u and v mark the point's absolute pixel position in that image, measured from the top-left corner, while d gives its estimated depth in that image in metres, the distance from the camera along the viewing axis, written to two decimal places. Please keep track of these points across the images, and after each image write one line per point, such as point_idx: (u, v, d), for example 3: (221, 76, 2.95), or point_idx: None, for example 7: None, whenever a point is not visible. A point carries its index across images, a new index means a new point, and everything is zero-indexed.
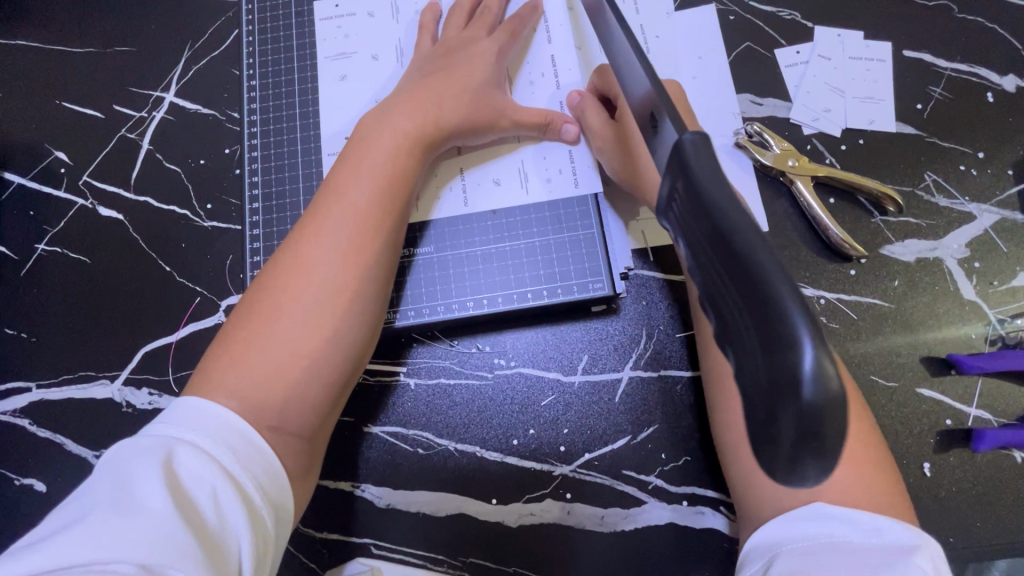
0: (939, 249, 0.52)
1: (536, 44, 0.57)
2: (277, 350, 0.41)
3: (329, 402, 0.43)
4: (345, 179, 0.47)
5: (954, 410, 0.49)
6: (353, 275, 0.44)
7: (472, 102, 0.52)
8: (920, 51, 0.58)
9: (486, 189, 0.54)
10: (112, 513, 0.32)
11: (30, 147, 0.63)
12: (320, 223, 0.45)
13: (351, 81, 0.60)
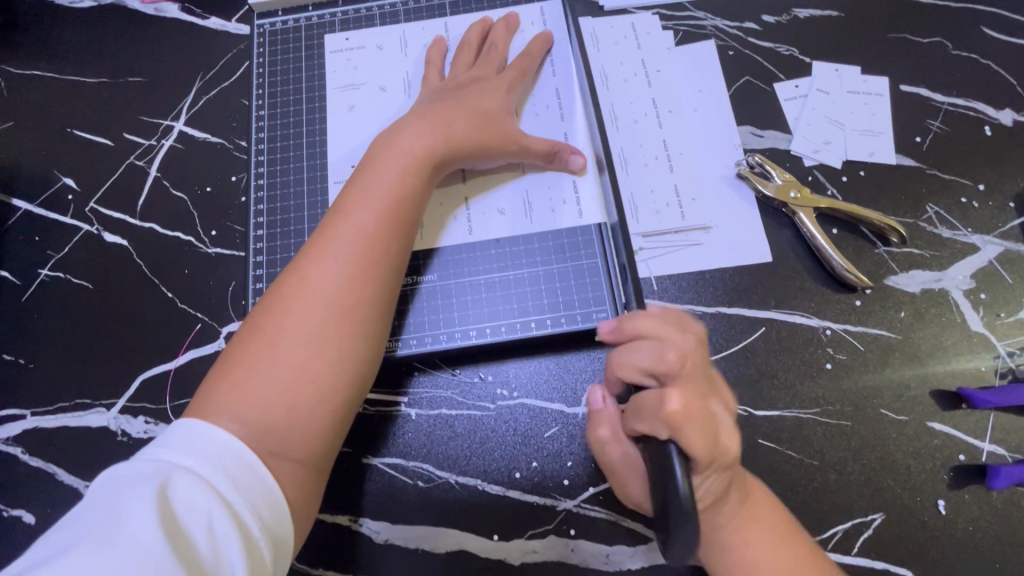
0: (944, 280, 0.52)
1: (542, 79, 0.59)
2: (279, 372, 0.41)
3: (333, 427, 0.43)
4: (351, 203, 0.47)
5: (967, 446, 0.48)
6: (356, 298, 0.44)
7: (480, 129, 0.53)
8: (917, 86, 0.59)
9: (491, 218, 0.55)
10: (102, 543, 0.31)
11: (39, 173, 0.63)
12: (326, 245, 0.45)
13: (358, 111, 0.61)
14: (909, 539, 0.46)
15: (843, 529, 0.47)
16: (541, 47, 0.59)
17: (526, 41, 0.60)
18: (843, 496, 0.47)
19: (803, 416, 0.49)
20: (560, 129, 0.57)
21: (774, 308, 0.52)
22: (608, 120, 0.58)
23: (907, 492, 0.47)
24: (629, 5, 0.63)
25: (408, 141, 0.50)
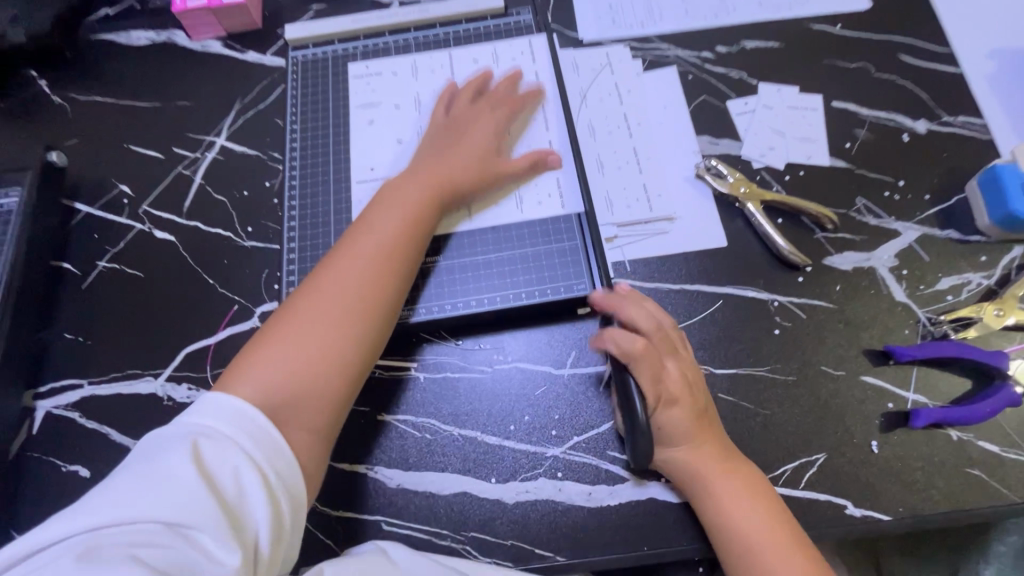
0: (872, 259, 0.61)
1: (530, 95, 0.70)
2: (295, 354, 0.49)
3: (339, 405, 0.50)
4: (370, 219, 0.57)
5: (895, 395, 0.56)
6: (366, 298, 0.52)
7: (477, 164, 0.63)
8: (846, 102, 0.70)
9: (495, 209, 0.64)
10: (146, 486, 0.39)
11: (98, 181, 0.73)
12: (346, 253, 0.54)
13: (376, 126, 0.72)
14: (848, 474, 0.54)
15: (791, 467, 0.54)
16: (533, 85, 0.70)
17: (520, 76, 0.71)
18: (790, 439, 0.55)
19: (756, 373, 0.58)
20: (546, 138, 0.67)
21: (729, 284, 0.62)
22: (587, 132, 0.69)
23: (844, 434, 0.55)
24: (604, 39, 0.75)
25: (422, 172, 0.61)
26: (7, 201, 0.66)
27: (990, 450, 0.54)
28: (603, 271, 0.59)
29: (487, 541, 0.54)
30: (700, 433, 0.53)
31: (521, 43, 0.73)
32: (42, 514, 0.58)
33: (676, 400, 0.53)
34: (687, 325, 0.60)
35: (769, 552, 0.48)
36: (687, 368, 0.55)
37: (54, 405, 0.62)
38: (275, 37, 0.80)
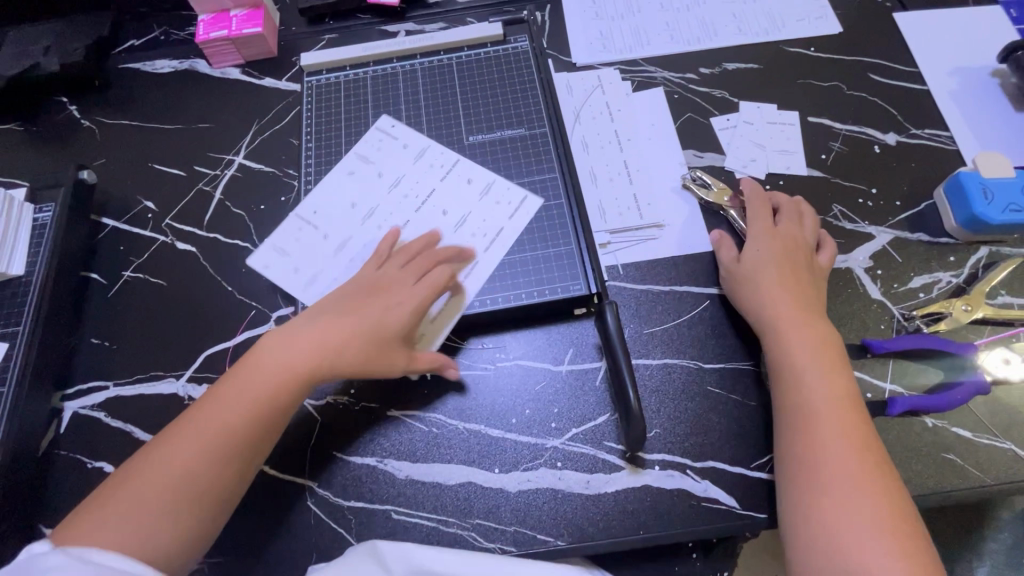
0: (848, 260, 0.66)
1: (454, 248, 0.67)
2: (138, 497, 0.50)
3: (187, 541, 0.50)
4: (255, 362, 0.57)
5: (873, 386, 0.59)
6: (202, 472, 0.52)
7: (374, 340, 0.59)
8: (821, 118, 0.75)
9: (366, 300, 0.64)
10: None
11: (124, 198, 0.79)
12: (212, 397, 0.56)
13: (353, 177, 0.74)
14: None
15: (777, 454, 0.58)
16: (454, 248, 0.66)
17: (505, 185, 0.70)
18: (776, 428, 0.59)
19: (742, 367, 0.62)
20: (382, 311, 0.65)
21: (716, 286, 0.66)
22: (580, 148, 0.74)
23: None
24: (595, 63, 0.81)
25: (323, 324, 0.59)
26: (42, 214, 0.71)
27: (963, 436, 0.57)
28: (597, 272, 0.63)
29: (492, 527, 0.57)
30: (805, 313, 0.58)
31: (514, 203, 0.69)
32: (67, 508, 0.61)
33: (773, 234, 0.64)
34: (677, 324, 0.64)
35: (840, 478, 0.49)
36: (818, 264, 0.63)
37: (81, 406, 0.66)
38: (291, 64, 0.86)
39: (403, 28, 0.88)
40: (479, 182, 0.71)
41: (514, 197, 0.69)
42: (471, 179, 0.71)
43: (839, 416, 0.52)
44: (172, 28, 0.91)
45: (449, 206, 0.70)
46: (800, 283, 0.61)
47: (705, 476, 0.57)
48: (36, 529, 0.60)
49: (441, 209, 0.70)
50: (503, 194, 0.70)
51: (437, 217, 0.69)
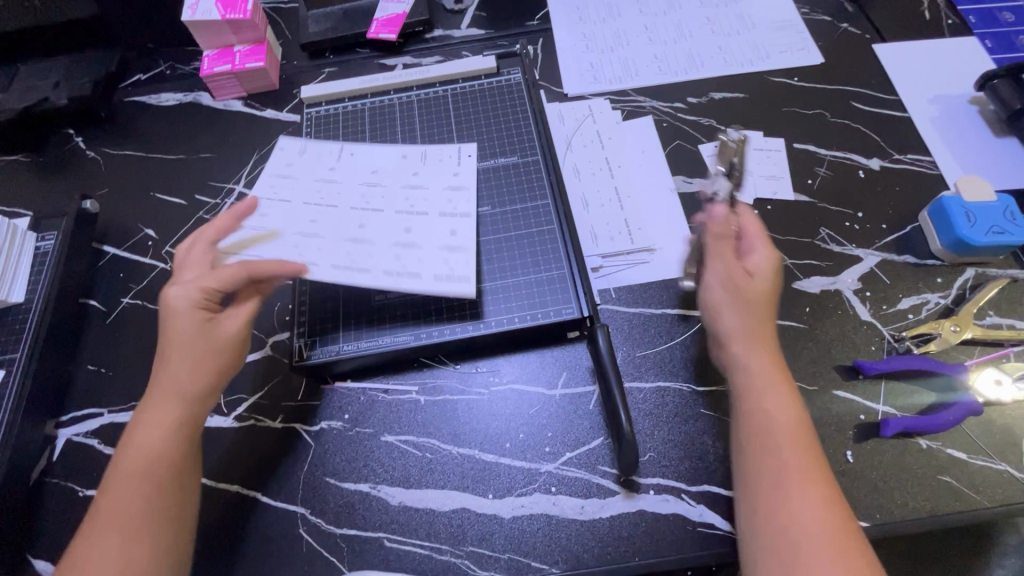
0: (837, 282, 0.67)
1: (334, 252, 0.62)
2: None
3: None
4: (135, 449, 0.51)
5: (866, 407, 0.60)
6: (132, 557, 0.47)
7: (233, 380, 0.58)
8: (807, 144, 0.77)
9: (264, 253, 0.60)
10: None
11: (125, 226, 0.80)
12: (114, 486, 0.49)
13: (402, 159, 0.71)
14: None
15: None
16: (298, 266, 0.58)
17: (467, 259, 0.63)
18: None
19: None
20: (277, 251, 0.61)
21: None
22: (572, 174, 0.76)
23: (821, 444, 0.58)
24: (586, 93, 0.84)
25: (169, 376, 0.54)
26: (45, 243, 0.73)
27: (958, 457, 0.57)
28: (589, 296, 0.64)
29: (486, 556, 0.56)
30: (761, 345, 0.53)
31: (449, 280, 0.61)
32: (57, 538, 0.60)
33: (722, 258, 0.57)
34: (669, 346, 0.65)
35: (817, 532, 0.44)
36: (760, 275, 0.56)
37: (75, 433, 0.66)
38: (292, 97, 0.89)
39: (401, 61, 0.91)
40: (453, 260, 0.63)
41: (451, 281, 0.61)
42: (451, 243, 0.64)
43: (787, 449, 0.48)
44: (178, 63, 0.94)
45: (409, 250, 0.63)
46: (737, 306, 0.55)
47: (701, 501, 0.57)
48: (25, 560, 0.59)
49: (352, 250, 0.62)
50: (463, 270, 0.62)
51: (376, 238, 0.63)
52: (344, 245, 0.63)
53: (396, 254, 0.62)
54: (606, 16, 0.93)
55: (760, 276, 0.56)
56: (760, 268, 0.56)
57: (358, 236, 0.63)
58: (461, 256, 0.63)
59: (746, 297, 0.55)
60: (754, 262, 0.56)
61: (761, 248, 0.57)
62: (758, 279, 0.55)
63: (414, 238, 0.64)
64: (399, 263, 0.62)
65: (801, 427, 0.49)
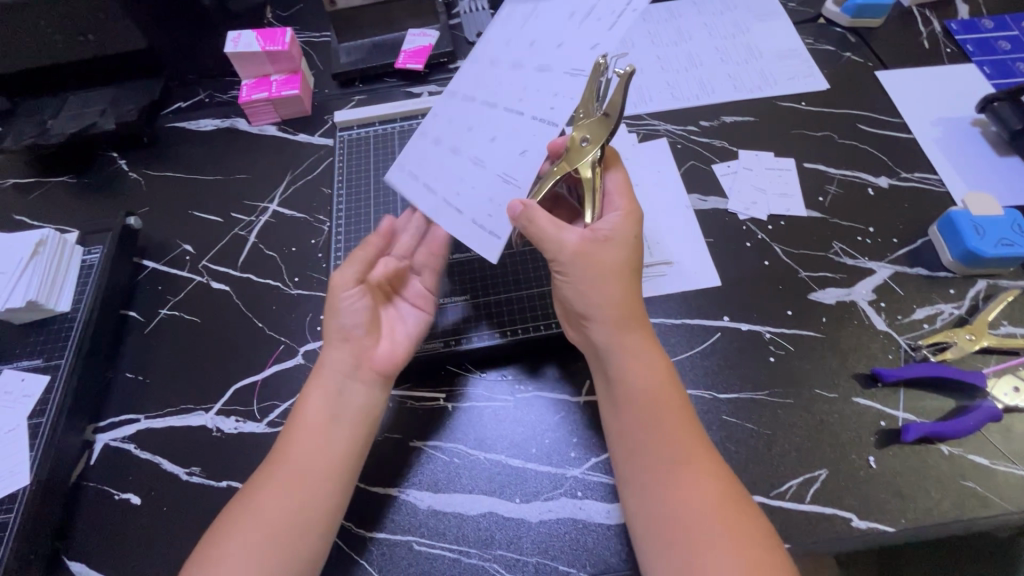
0: (852, 293, 0.69)
1: (431, 174, 0.64)
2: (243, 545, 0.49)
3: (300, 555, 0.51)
4: (302, 407, 0.57)
5: (886, 414, 0.61)
6: (297, 499, 0.52)
7: (351, 335, 0.60)
8: (816, 163, 0.81)
9: (410, 160, 0.66)
10: None
11: (164, 242, 0.84)
12: (285, 441, 0.55)
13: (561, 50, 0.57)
14: (850, 489, 0.57)
15: (796, 483, 0.58)
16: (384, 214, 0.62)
17: (526, 216, 0.58)
18: (793, 457, 0.59)
19: (756, 397, 0.63)
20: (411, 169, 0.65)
21: (726, 319, 0.69)
22: None
23: (843, 451, 0.59)
24: None
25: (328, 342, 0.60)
26: (90, 256, 0.76)
27: (981, 463, 0.58)
28: None
29: (513, 559, 0.57)
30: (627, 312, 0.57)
31: (485, 228, 0.60)
32: (94, 540, 0.62)
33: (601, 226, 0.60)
34: (690, 354, 0.66)
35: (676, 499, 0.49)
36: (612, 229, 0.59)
37: (112, 438, 0.68)
38: (324, 122, 0.94)
39: (427, 89, 0.96)
40: (501, 198, 0.60)
41: (483, 233, 0.60)
42: (511, 177, 0.59)
43: (664, 412, 0.53)
44: (216, 92, 1.00)
45: (468, 194, 0.61)
46: (606, 276, 0.58)
47: None
48: (61, 562, 0.61)
49: (437, 188, 0.63)
50: (500, 223, 0.60)
51: (462, 162, 0.62)
52: (440, 155, 0.64)
53: (462, 188, 0.62)
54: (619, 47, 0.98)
55: (614, 241, 0.58)
56: (615, 232, 0.58)
57: (452, 161, 0.63)
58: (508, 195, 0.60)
59: (592, 266, 0.58)
60: (609, 222, 0.59)
61: (619, 211, 0.60)
62: (614, 245, 0.58)
63: (474, 186, 0.61)
64: (457, 199, 0.62)
65: (676, 400, 0.55)
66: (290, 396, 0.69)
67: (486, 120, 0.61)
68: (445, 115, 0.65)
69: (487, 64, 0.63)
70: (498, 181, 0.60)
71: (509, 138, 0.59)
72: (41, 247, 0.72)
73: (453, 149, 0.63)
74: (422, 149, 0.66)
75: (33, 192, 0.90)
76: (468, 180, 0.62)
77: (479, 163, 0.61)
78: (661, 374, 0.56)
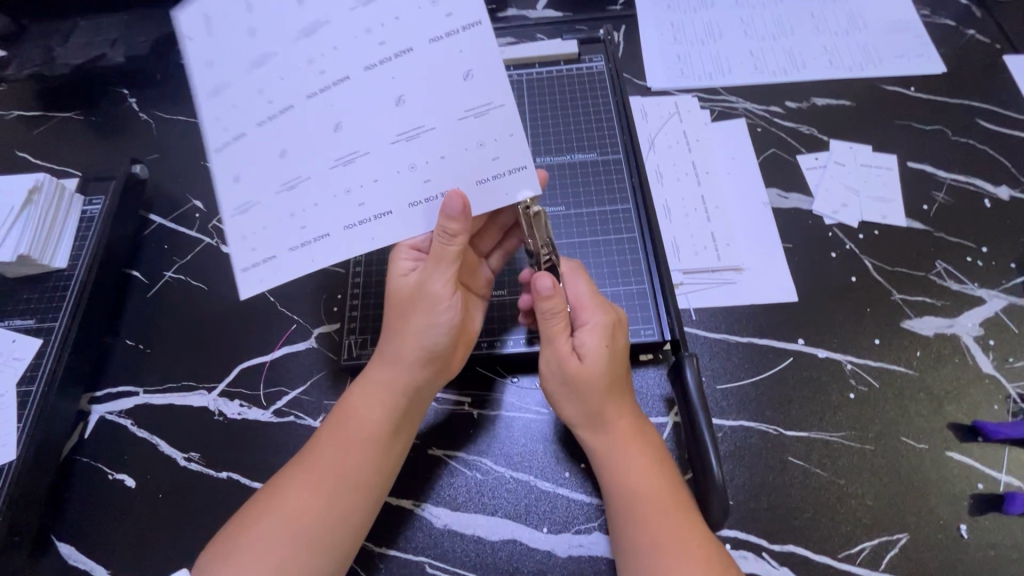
0: (955, 326, 0.59)
1: (340, 214, 0.46)
2: (269, 544, 0.44)
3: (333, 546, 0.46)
4: (354, 413, 0.50)
5: (985, 475, 0.52)
6: (343, 503, 0.47)
7: (439, 356, 0.51)
8: (923, 164, 0.69)
9: (299, 234, 0.45)
10: None
11: (172, 196, 0.76)
12: (331, 443, 0.49)
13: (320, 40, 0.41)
14: (934, 559, 0.49)
15: (871, 545, 0.50)
16: (454, 202, 0.46)
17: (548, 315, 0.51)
18: (870, 515, 0.51)
19: (831, 439, 0.54)
20: (263, 277, 0.46)
21: (801, 342, 0.59)
22: (654, 177, 0.69)
23: (930, 515, 0.51)
24: (672, 88, 0.76)
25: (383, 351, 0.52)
26: (91, 207, 0.69)
27: None
28: (673, 317, 0.57)
29: None
30: (619, 424, 0.49)
31: (502, 175, 0.47)
32: (84, 522, 0.57)
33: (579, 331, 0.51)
34: (757, 380, 0.57)
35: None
36: (590, 347, 0.50)
37: (108, 411, 0.62)
38: None
39: None
40: (488, 132, 0.46)
41: (506, 180, 0.48)
42: (475, 104, 0.45)
43: (660, 520, 0.44)
44: None
45: (438, 166, 0.46)
46: (590, 401, 0.49)
47: (784, 563, 0.49)
48: (49, 542, 0.56)
49: (368, 201, 0.46)
50: (511, 155, 0.47)
51: (379, 155, 0.45)
52: (326, 200, 0.45)
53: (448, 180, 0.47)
54: (697, 5, 0.84)
55: (587, 365, 0.49)
56: (592, 354, 0.49)
57: (354, 188, 0.45)
58: (496, 121, 0.45)
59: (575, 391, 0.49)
60: (581, 343, 0.50)
61: (592, 325, 0.50)
62: (588, 369, 0.49)
63: (439, 153, 0.46)
64: (430, 183, 0.46)
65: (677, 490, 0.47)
66: (299, 384, 0.63)
67: (311, 110, 0.43)
68: (255, 175, 0.44)
69: (250, 127, 0.43)
70: (468, 123, 0.45)
71: (417, 90, 0.44)
72: (35, 194, 0.65)
73: (338, 160, 0.44)
74: (285, 229, 0.45)
75: (36, 128, 0.81)
76: (414, 160, 0.46)
77: (411, 134, 0.45)
78: (652, 461, 0.48)
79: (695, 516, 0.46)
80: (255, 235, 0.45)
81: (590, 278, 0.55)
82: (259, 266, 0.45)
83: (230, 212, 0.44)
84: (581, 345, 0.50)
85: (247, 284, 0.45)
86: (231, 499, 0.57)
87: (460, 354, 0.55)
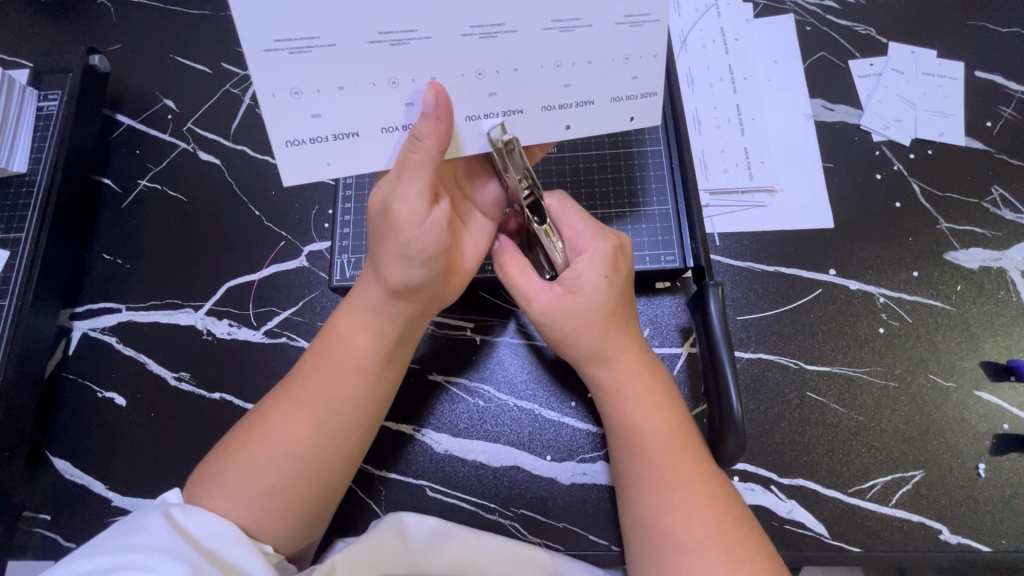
0: (1002, 259, 0.54)
1: (461, 101, 0.38)
2: (265, 473, 0.42)
3: (333, 474, 0.44)
4: (337, 338, 0.45)
5: (1012, 416, 0.50)
6: (334, 430, 0.44)
7: (420, 290, 0.44)
8: (992, 73, 0.60)
9: (391, 115, 0.38)
10: None
11: (140, 93, 0.67)
12: (318, 372, 0.45)
13: None
14: (946, 496, 0.48)
15: (883, 481, 0.48)
16: (428, 97, 0.36)
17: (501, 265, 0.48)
18: (888, 452, 0.49)
19: (855, 375, 0.51)
20: (319, 157, 0.38)
21: (832, 273, 0.54)
22: (685, 83, 0.61)
23: (950, 453, 0.49)
24: None
25: (369, 272, 0.45)
26: (48, 103, 0.61)
27: None
28: (698, 243, 0.51)
29: (538, 520, 0.50)
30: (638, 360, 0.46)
31: (635, 98, 0.40)
32: (77, 439, 0.56)
33: (580, 256, 0.46)
34: (781, 312, 0.53)
35: (671, 530, 0.39)
36: (597, 276, 0.45)
37: (90, 328, 0.59)
38: None
39: None
40: (636, 48, 0.38)
41: (637, 104, 0.41)
42: (635, 11, 0.36)
43: (669, 452, 0.42)
44: None
45: (584, 72, 0.38)
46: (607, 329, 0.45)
47: (791, 495, 0.48)
48: (44, 457, 0.55)
49: (500, 92, 0.38)
50: (653, 77, 0.39)
51: (524, 39, 0.36)
52: (449, 78, 0.37)
53: (579, 90, 0.39)
54: None
55: (583, 293, 0.45)
56: (591, 284, 0.45)
57: (487, 72, 0.37)
58: (650, 37, 0.38)
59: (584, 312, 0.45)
60: (577, 274, 0.45)
61: (593, 253, 0.45)
62: (585, 297, 0.45)
63: (588, 57, 0.38)
64: (571, 89, 0.39)
65: (684, 426, 0.44)
66: (291, 304, 0.59)
67: None
68: (339, 14, 0.33)
69: None
70: (622, 32, 0.37)
71: None
72: None
73: (472, 30, 0.35)
74: (366, 104, 0.37)
75: None
76: (560, 58, 0.37)
77: (565, 25, 0.36)
78: (656, 399, 0.45)
79: (700, 450, 0.43)
80: (317, 93, 0.36)
81: (582, 208, 0.49)
82: (307, 143, 0.37)
83: (273, 45, 0.33)
84: (576, 276, 0.45)
85: (297, 165, 0.38)
86: (226, 419, 0.56)
87: (456, 284, 0.47)
